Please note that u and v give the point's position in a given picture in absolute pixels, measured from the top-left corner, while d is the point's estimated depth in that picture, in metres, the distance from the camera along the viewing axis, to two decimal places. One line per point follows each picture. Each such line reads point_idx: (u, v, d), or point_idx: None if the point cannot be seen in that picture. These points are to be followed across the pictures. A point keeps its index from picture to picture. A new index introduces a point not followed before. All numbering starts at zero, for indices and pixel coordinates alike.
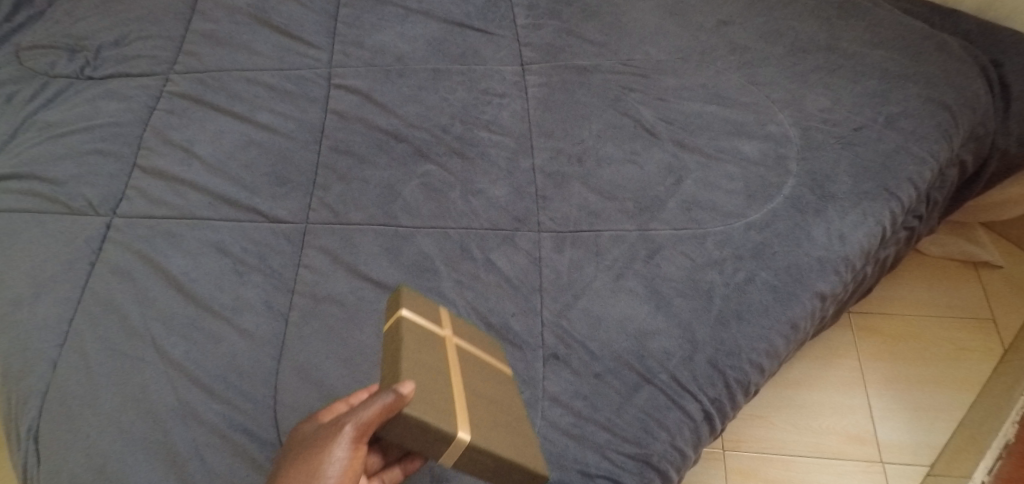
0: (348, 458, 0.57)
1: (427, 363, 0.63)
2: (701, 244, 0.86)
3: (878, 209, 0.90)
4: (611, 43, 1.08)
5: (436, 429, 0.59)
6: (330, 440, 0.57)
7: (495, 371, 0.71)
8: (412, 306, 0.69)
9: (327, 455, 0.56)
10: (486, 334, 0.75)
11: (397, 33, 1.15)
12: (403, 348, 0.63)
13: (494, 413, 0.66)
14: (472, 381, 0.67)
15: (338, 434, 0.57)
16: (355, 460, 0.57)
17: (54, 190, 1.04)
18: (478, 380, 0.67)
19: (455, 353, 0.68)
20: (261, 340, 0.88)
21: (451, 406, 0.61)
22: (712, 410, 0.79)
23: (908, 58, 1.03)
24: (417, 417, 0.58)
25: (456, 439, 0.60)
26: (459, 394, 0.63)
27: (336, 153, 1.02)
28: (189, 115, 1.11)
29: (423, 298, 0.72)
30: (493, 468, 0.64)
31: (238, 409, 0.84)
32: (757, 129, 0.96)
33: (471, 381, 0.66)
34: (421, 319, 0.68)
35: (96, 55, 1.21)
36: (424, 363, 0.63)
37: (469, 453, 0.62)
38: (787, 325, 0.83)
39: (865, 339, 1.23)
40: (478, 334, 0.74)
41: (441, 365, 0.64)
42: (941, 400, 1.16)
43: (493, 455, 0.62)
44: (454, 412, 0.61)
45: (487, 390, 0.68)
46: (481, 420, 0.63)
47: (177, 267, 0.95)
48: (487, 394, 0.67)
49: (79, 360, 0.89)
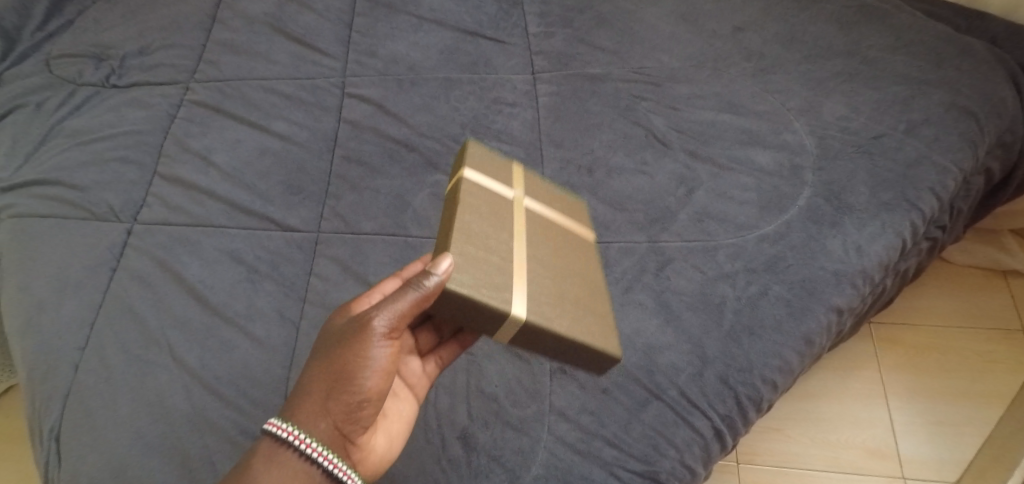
0: (386, 353, 0.61)
1: (484, 242, 0.65)
2: (712, 256, 0.85)
3: (898, 220, 0.87)
4: (623, 51, 1.08)
5: (490, 309, 0.61)
6: (366, 338, 0.61)
7: (557, 248, 0.72)
8: (473, 186, 0.70)
9: (366, 351, 0.60)
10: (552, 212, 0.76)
11: (410, 42, 1.16)
12: (455, 226, 0.65)
13: (561, 292, 0.69)
14: (541, 260, 0.69)
15: (371, 333, 0.60)
16: (391, 351, 0.62)
17: (78, 196, 1.05)
18: (549, 258, 0.70)
19: (515, 231, 0.69)
20: (272, 349, 0.89)
21: (505, 285, 0.63)
22: (723, 427, 0.78)
23: (931, 64, 1.00)
24: (466, 293, 0.60)
25: (510, 317, 0.62)
26: (514, 273, 0.65)
27: (348, 163, 1.03)
28: (208, 124, 1.11)
29: (488, 176, 0.73)
30: (558, 347, 0.67)
31: (249, 416, 0.84)
32: (772, 138, 0.95)
33: (530, 258, 0.68)
34: (482, 199, 0.69)
35: (121, 63, 1.21)
36: (479, 243, 0.65)
37: (525, 331, 0.64)
38: (802, 341, 0.81)
39: (886, 350, 1.19)
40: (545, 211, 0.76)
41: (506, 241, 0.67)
42: (967, 414, 1.12)
43: (552, 333, 0.65)
44: (507, 291, 0.63)
45: (558, 271, 0.70)
46: (536, 299, 0.65)
47: (194, 275, 0.96)
48: (557, 273, 0.70)
49: (99, 365, 0.90)
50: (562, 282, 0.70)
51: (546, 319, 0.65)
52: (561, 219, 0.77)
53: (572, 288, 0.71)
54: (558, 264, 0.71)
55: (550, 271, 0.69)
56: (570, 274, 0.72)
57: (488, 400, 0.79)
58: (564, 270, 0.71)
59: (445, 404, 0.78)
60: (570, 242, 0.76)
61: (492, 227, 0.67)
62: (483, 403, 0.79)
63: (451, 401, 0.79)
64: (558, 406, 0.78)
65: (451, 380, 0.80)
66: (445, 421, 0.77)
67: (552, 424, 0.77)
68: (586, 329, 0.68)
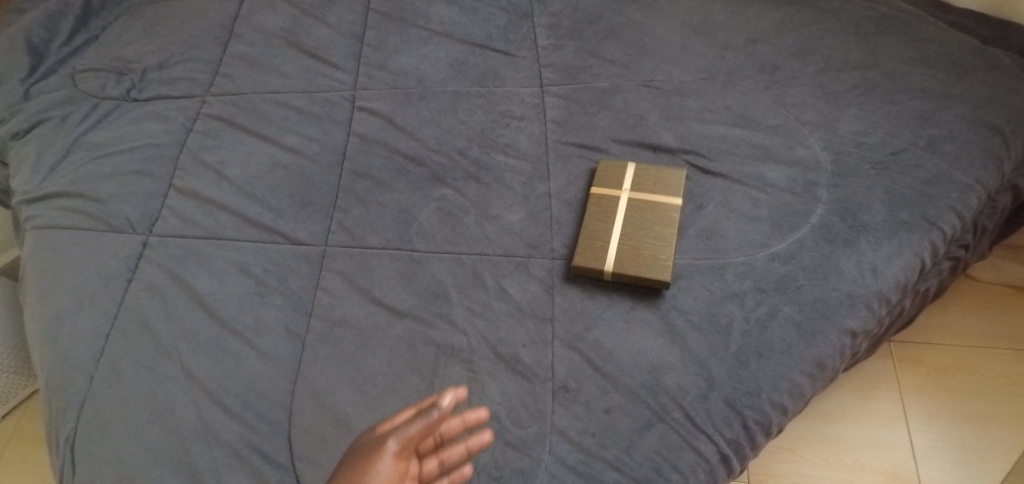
0: (391, 470, 0.64)
1: (594, 229, 0.89)
2: (720, 275, 0.84)
3: (917, 239, 0.84)
4: (632, 64, 1.07)
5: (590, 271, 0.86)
6: (376, 455, 0.65)
7: (659, 211, 0.89)
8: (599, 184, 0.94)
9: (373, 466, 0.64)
10: (665, 179, 0.91)
11: (420, 56, 1.16)
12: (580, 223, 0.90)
13: (645, 242, 0.86)
14: (632, 222, 0.88)
15: (382, 451, 0.65)
16: (398, 469, 0.65)
17: (97, 207, 1.06)
18: (642, 227, 0.87)
19: (622, 211, 0.90)
20: (278, 362, 0.88)
21: (601, 254, 0.86)
22: (729, 451, 0.76)
23: (952, 76, 0.96)
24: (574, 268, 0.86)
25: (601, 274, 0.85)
26: (612, 244, 0.87)
27: (357, 177, 1.03)
28: (222, 137, 1.12)
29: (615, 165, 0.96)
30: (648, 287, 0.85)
31: (255, 430, 0.84)
32: (784, 153, 0.93)
33: (630, 230, 0.88)
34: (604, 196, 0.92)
35: (142, 78, 1.23)
36: (590, 231, 0.89)
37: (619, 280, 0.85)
38: (813, 363, 0.79)
39: (907, 370, 1.14)
40: (658, 182, 0.91)
41: (599, 214, 0.90)
42: (995, 439, 1.07)
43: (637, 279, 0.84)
44: (602, 258, 0.85)
45: (647, 224, 0.88)
46: (627, 259, 0.85)
47: (205, 287, 0.96)
48: (645, 226, 0.87)
49: (112, 376, 0.91)
50: (649, 233, 0.87)
51: (627, 267, 0.84)
52: (668, 183, 0.91)
53: (661, 234, 0.87)
54: (647, 217, 0.88)
55: (638, 227, 0.88)
56: (658, 223, 0.87)
57: (487, 418, 0.79)
58: (654, 221, 0.88)
59: None
60: (663, 206, 0.89)
61: (590, 210, 0.91)
62: (483, 422, 0.79)
63: None
64: (560, 427, 0.78)
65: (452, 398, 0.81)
66: None
67: (553, 445, 0.77)
68: (660, 266, 0.84)
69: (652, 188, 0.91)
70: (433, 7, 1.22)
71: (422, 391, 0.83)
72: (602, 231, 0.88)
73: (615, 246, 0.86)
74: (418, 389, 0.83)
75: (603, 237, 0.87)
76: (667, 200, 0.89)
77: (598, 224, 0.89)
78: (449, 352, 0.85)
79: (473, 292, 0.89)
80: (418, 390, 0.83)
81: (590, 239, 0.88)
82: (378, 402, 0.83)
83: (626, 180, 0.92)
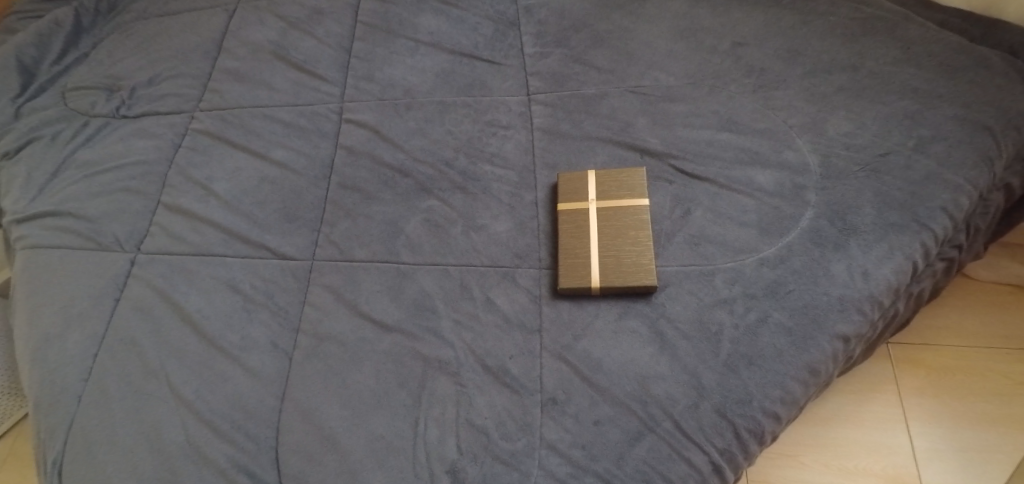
0: None
1: (573, 247, 0.87)
2: (709, 282, 0.84)
3: (908, 241, 0.83)
4: (619, 70, 1.07)
5: (579, 290, 0.84)
6: None
7: (630, 212, 0.88)
8: (563, 198, 0.92)
9: None
10: (624, 178, 0.91)
11: (407, 66, 1.15)
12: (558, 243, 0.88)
13: (624, 249, 0.85)
14: (605, 231, 0.88)
15: None
16: None
17: (85, 226, 1.05)
18: (619, 234, 0.87)
19: (596, 222, 0.88)
20: (266, 380, 0.87)
21: (587, 270, 0.85)
22: (721, 461, 0.75)
23: (940, 75, 0.95)
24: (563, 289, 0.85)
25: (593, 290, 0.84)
26: (595, 257, 0.85)
27: (344, 190, 1.02)
28: (211, 152, 1.12)
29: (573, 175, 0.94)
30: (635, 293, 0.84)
31: (242, 449, 0.83)
32: (772, 157, 0.92)
33: (608, 240, 0.87)
34: (572, 211, 0.90)
35: (131, 94, 1.22)
36: (570, 249, 0.87)
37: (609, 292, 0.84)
38: (805, 369, 0.78)
39: (906, 372, 1.13)
40: (617, 182, 0.91)
41: (573, 231, 0.88)
42: (997, 441, 1.05)
43: (626, 289, 0.83)
44: (589, 274, 0.84)
45: (621, 230, 0.87)
46: (612, 270, 0.84)
47: (192, 305, 0.95)
48: (620, 232, 0.87)
49: (100, 397, 0.90)
50: (626, 239, 0.86)
51: (614, 278, 0.84)
52: (627, 183, 0.90)
53: (635, 236, 0.86)
54: (621, 223, 0.87)
55: (613, 235, 0.87)
56: (633, 226, 0.87)
57: (476, 432, 0.79)
58: (627, 226, 0.87)
59: (435, 436, 0.79)
60: (633, 208, 0.88)
61: (563, 228, 0.89)
62: (472, 437, 0.78)
63: (441, 435, 0.79)
64: (549, 440, 0.77)
65: (440, 412, 0.81)
66: (434, 454, 0.78)
67: (543, 459, 0.76)
68: (644, 271, 0.83)
69: (615, 191, 0.90)
70: (420, 18, 1.22)
71: (410, 406, 0.82)
72: (581, 246, 0.87)
73: (597, 259, 0.85)
74: (406, 403, 0.82)
75: (584, 253, 0.86)
76: (633, 200, 0.89)
77: (575, 240, 0.87)
78: (437, 366, 0.84)
79: (459, 304, 0.88)
80: (406, 405, 0.82)
81: (571, 257, 0.86)
82: (366, 417, 0.82)
83: (590, 190, 0.91)
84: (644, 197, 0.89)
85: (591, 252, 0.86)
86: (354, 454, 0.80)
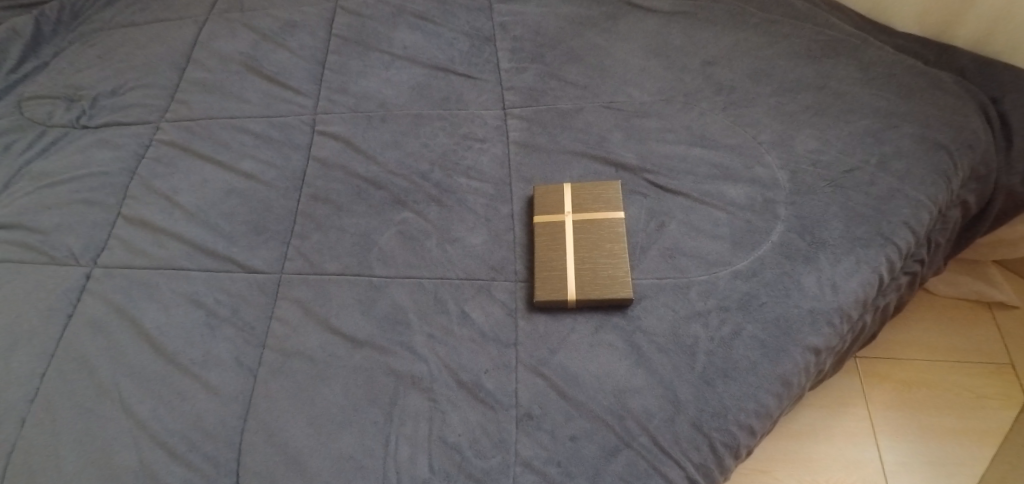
0: None
1: (550, 260, 0.86)
2: (685, 294, 0.84)
3: (874, 254, 0.85)
4: (595, 86, 1.08)
5: (556, 301, 0.83)
6: None
7: (606, 225, 0.88)
8: (542, 210, 0.91)
9: None
10: (602, 191, 0.91)
11: (382, 79, 1.15)
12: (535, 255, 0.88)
13: (600, 262, 0.85)
14: (581, 244, 0.87)
15: None
16: None
17: (38, 239, 1.01)
18: (595, 248, 0.86)
19: (572, 234, 0.88)
20: (228, 399, 0.84)
21: (563, 281, 0.84)
22: (698, 476, 0.74)
23: (901, 95, 0.98)
24: (540, 301, 0.84)
25: (569, 301, 0.83)
26: (570, 269, 0.85)
27: (315, 201, 1.00)
28: (176, 164, 1.08)
29: (551, 187, 0.94)
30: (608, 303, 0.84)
31: (200, 472, 0.79)
32: (743, 172, 0.94)
33: (584, 252, 0.87)
34: (551, 222, 0.89)
35: (93, 104, 1.18)
36: (547, 262, 0.86)
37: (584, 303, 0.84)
38: (777, 382, 0.78)
39: (874, 385, 1.14)
40: (595, 195, 0.91)
41: (549, 244, 0.88)
42: (960, 453, 1.06)
43: (601, 300, 0.83)
44: (564, 286, 0.84)
45: (597, 243, 0.87)
46: (587, 282, 0.84)
47: (151, 321, 0.91)
48: (596, 245, 0.87)
49: (46, 418, 0.84)
50: (602, 251, 0.86)
51: (589, 290, 0.84)
52: (606, 196, 0.90)
53: (611, 249, 0.86)
54: (596, 236, 0.87)
55: (590, 248, 0.87)
56: (608, 239, 0.87)
57: (448, 450, 0.77)
58: (602, 239, 0.87)
59: (406, 454, 0.77)
60: (607, 223, 0.88)
61: (540, 241, 0.88)
62: (444, 454, 0.77)
63: (412, 452, 0.77)
64: (524, 457, 0.75)
65: (412, 429, 0.79)
66: (404, 473, 0.76)
67: (518, 476, 0.75)
68: (620, 283, 0.83)
69: (592, 203, 0.90)
70: (396, 32, 1.21)
71: (381, 423, 0.80)
72: (556, 260, 0.86)
73: (574, 272, 0.85)
74: (376, 421, 0.80)
75: (560, 266, 0.85)
76: (610, 211, 0.89)
77: (551, 253, 0.87)
78: (409, 381, 0.82)
79: (434, 318, 0.86)
80: (376, 422, 0.80)
81: (547, 270, 0.85)
82: (334, 436, 0.79)
83: (567, 204, 0.91)
84: (620, 210, 0.89)
85: (567, 265, 0.85)
86: (320, 474, 0.77)
